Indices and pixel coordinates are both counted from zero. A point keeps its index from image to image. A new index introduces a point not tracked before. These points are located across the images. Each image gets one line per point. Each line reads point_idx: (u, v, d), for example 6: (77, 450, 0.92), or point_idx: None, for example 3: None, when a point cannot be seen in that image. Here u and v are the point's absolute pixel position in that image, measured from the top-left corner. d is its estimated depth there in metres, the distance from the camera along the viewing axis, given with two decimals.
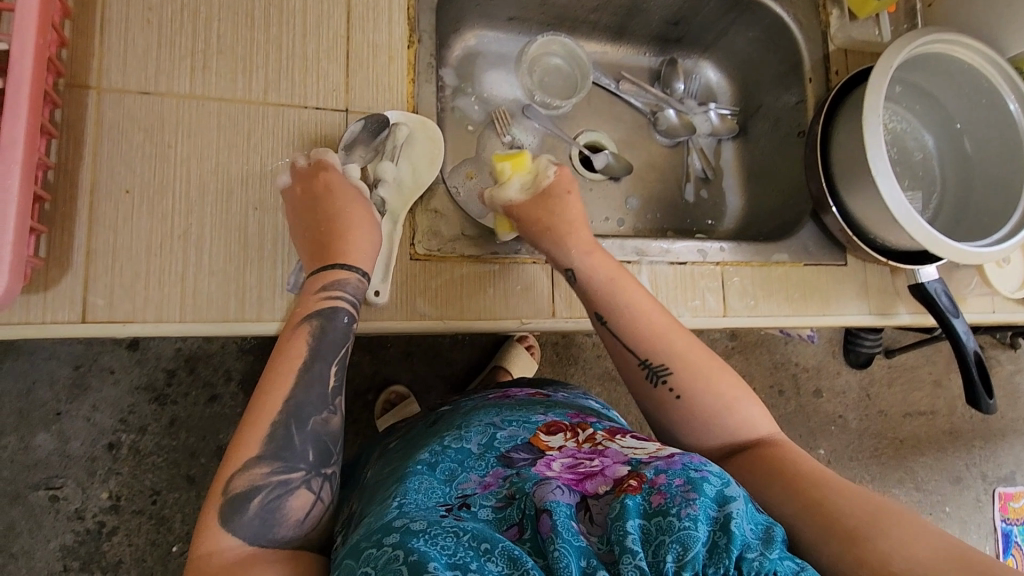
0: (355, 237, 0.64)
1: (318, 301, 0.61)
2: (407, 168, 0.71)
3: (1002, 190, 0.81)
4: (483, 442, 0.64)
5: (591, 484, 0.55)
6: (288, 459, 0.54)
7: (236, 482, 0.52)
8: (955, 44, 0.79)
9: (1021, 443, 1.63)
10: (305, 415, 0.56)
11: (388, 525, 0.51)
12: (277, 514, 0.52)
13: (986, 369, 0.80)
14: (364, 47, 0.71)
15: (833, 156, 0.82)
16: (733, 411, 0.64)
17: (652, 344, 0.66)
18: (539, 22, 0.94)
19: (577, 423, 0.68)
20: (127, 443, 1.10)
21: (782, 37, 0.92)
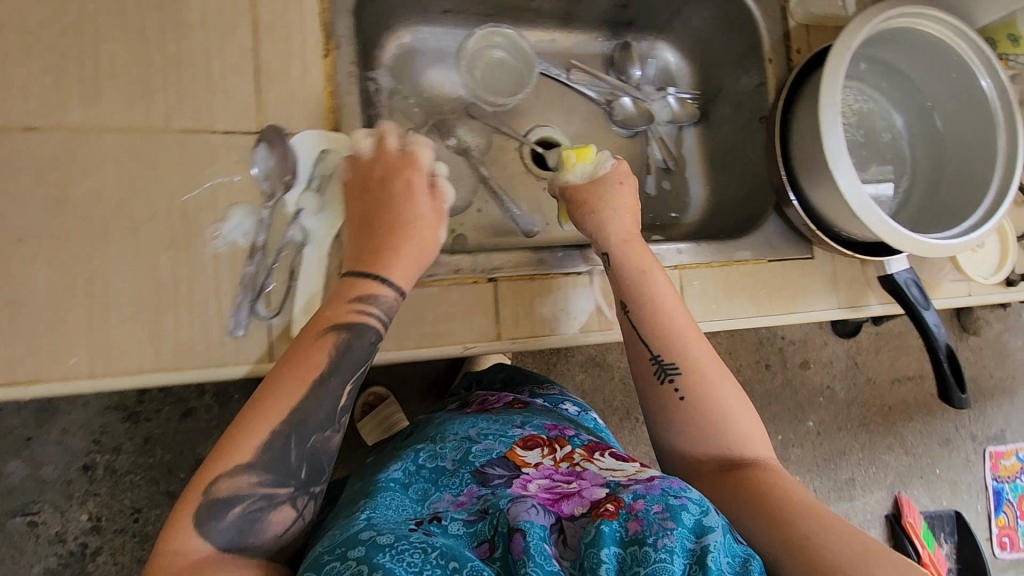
0: (399, 249, 0.61)
1: (351, 309, 0.59)
2: (333, 195, 0.65)
3: (972, 175, 0.77)
4: (457, 458, 0.63)
5: (567, 506, 0.55)
6: (280, 476, 0.53)
7: (219, 486, 0.51)
8: (920, 18, 0.73)
9: (1010, 400, 1.61)
10: (307, 431, 0.54)
11: (355, 537, 0.52)
12: (254, 525, 0.52)
13: (958, 363, 0.78)
14: (274, 60, 0.65)
15: (793, 147, 0.76)
16: (725, 426, 0.66)
17: (669, 343, 0.68)
18: (478, 12, 0.87)
19: (556, 438, 0.67)
20: (102, 464, 1.07)
21: (740, 15, 0.86)
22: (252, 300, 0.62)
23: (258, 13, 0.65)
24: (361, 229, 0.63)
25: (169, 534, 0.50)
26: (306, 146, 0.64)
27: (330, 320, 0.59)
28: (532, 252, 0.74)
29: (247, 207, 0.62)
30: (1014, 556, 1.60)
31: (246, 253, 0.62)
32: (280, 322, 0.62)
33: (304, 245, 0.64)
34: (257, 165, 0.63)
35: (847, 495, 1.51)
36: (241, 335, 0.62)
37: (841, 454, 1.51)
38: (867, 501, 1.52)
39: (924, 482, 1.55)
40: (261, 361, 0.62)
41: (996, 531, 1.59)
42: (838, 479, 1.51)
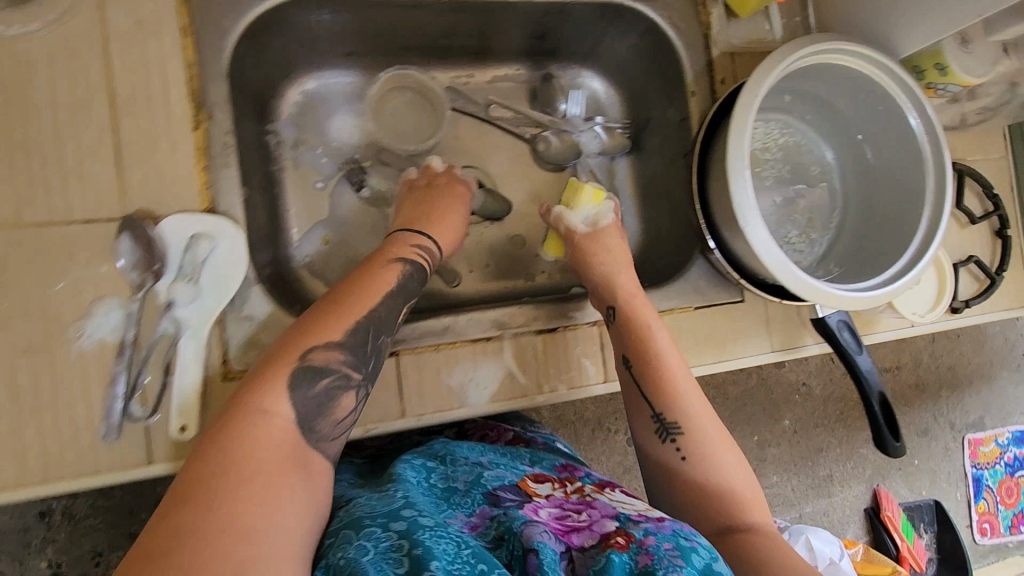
0: (439, 212, 0.77)
1: (411, 249, 0.70)
2: (209, 281, 0.60)
3: (901, 213, 0.74)
4: (469, 480, 0.63)
5: (577, 538, 0.55)
6: (360, 358, 0.59)
7: (314, 356, 0.56)
8: (842, 52, 0.69)
9: (990, 386, 1.47)
10: (381, 331, 0.61)
11: (394, 512, 0.52)
12: (328, 406, 0.55)
13: (891, 410, 0.75)
14: (136, 137, 0.60)
15: (710, 193, 0.72)
16: (726, 489, 0.62)
17: (670, 399, 0.66)
18: (384, 54, 0.82)
19: (565, 476, 0.69)
20: (59, 507, 0.95)
21: (659, 44, 0.81)
22: (125, 399, 0.58)
23: (117, 89, 0.60)
24: (416, 199, 0.78)
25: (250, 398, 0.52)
26: (176, 232, 0.59)
27: (394, 254, 0.68)
28: (438, 319, 0.72)
29: (114, 300, 0.58)
30: (995, 541, 1.48)
31: (115, 350, 0.58)
32: (159, 420, 0.59)
33: (178, 337, 0.59)
34: (121, 258, 0.58)
35: (826, 492, 1.37)
36: (114, 439, 0.58)
37: (819, 450, 1.37)
38: (846, 496, 1.38)
39: (903, 474, 1.42)
40: (138, 464, 0.58)
41: (976, 518, 1.46)
42: (816, 476, 1.37)
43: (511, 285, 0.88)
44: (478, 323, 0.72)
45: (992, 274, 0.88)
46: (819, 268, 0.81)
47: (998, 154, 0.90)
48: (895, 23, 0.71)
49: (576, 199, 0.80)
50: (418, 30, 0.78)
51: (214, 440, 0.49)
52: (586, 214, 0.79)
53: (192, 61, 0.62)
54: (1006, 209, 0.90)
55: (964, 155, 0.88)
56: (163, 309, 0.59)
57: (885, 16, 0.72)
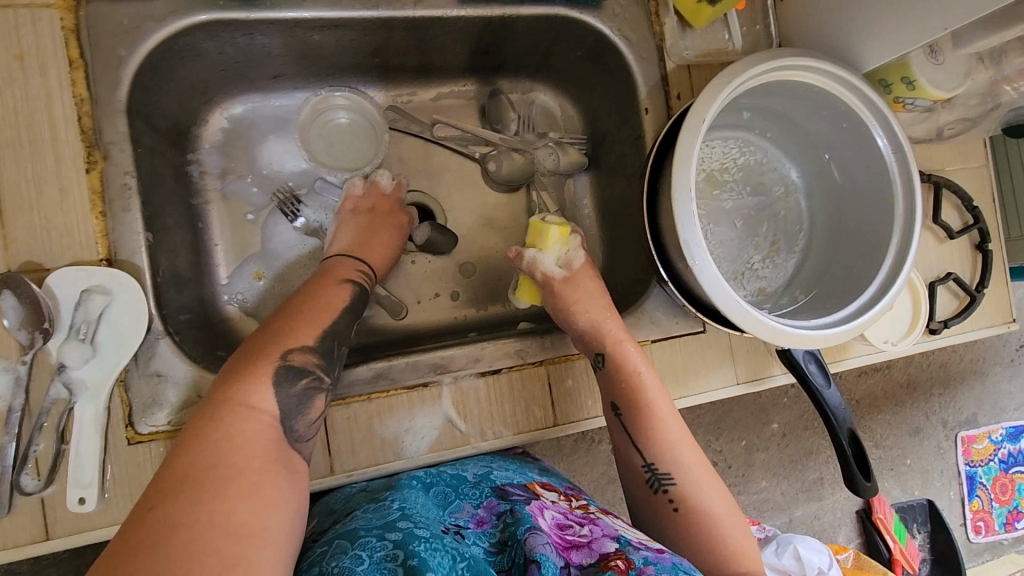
0: (376, 229, 0.74)
1: (355, 269, 0.69)
2: (107, 339, 0.56)
3: (870, 239, 0.68)
4: (478, 474, 0.64)
5: (576, 555, 0.52)
6: (331, 362, 0.58)
7: (293, 356, 0.55)
8: (797, 70, 0.63)
9: (984, 382, 1.42)
10: (346, 339, 0.61)
11: (389, 523, 0.50)
12: (305, 406, 0.54)
13: (862, 446, 0.70)
14: (21, 183, 0.55)
15: (661, 223, 0.67)
16: (721, 541, 0.58)
17: (662, 447, 0.62)
18: (315, 74, 0.76)
19: (571, 493, 0.66)
20: None
21: (610, 58, 0.75)
22: (14, 472, 0.53)
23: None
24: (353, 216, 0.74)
25: (230, 392, 0.50)
26: (68, 286, 0.55)
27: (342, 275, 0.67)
28: (370, 364, 0.66)
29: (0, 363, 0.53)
30: (990, 539, 1.43)
31: (2, 420, 0.53)
32: (55, 491, 0.54)
33: (72, 402, 0.54)
34: (5, 316, 0.53)
35: (816, 495, 1.32)
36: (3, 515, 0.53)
37: (808, 454, 1.31)
38: (837, 499, 1.33)
39: (895, 474, 1.37)
40: (35, 540, 0.54)
41: (970, 516, 1.42)
42: (805, 480, 1.31)
43: (462, 314, 0.83)
44: (414, 368, 0.66)
45: (972, 292, 0.83)
46: (784, 295, 0.75)
47: (979, 163, 0.84)
48: (859, 35, 0.66)
49: (542, 242, 0.71)
50: (348, 49, 0.72)
51: (193, 434, 0.46)
52: (557, 257, 0.71)
53: (82, 97, 0.57)
54: (986, 221, 0.84)
55: (941, 166, 0.83)
56: (56, 371, 0.54)
57: (847, 27, 0.66)
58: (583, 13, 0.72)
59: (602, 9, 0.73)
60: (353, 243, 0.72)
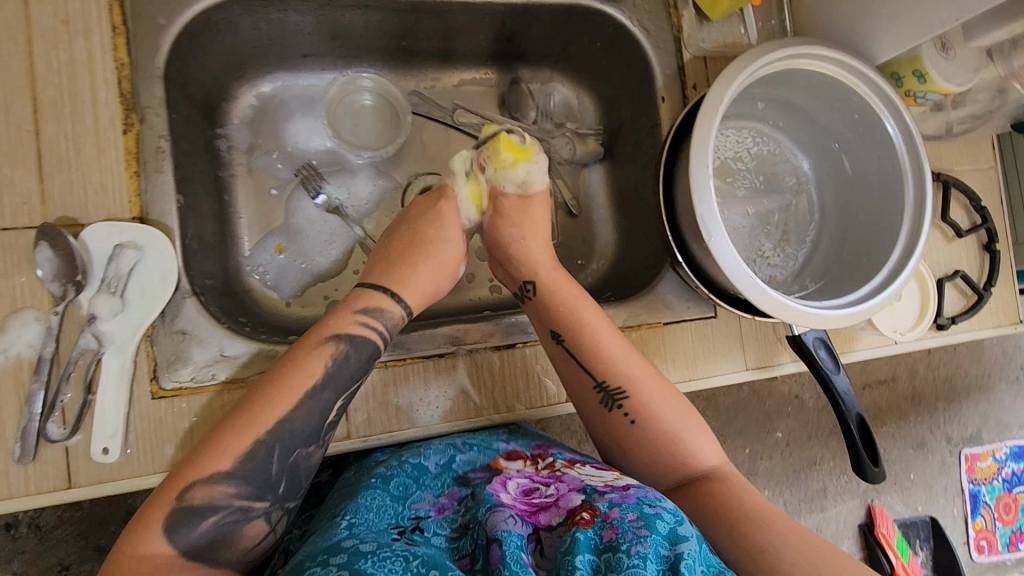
0: (401, 262, 0.66)
1: (355, 321, 0.60)
2: (136, 294, 0.57)
3: (879, 220, 0.70)
4: (441, 462, 0.63)
5: (545, 516, 0.55)
6: (258, 488, 0.52)
7: (195, 493, 0.50)
8: (811, 58, 0.65)
9: (989, 399, 1.42)
10: (290, 447, 0.54)
11: (335, 545, 0.51)
12: (228, 537, 0.51)
13: (870, 432, 0.71)
14: (61, 141, 0.57)
15: (676, 204, 0.69)
16: (681, 443, 0.60)
17: (612, 364, 0.62)
18: (342, 56, 0.78)
19: (539, 454, 0.64)
20: (23, 522, 0.96)
21: (629, 48, 0.78)
22: (41, 420, 0.54)
23: (40, 90, 0.57)
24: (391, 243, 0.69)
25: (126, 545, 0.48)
26: (101, 241, 0.56)
27: (332, 330, 0.59)
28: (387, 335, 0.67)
29: (33, 313, 0.55)
30: (993, 560, 1.42)
31: (32, 368, 0.54)
32: (79, 441, 0.55)
33: (100, 352, 0.56)
34: (40, 267, 0.54)
35: (818, 506, 1.32)
36: (27, 462, 0.54)
37: (812, 463, 1.31)
38: (839, 511, 1.33)
39: (898, 489, 1.36)
40: (57, 488, 0.55)
41: (973, 535, 1.41)
42: (809, 490, 1.31)
43: (476, 297, 0.84)
44: (430, 339, 0.67)
45: (980, 291, 0.84)
46: (795, 283, 0.77)
47: (987, 165, 0.86)
48: (870, 30, 0.68)
49: (513, 159, 0.69)
50: (376, 31, 0.75)
51: None
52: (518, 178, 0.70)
53: (123, 62, 0.59)
54: (994, 223, 0.85)
55: (950, 166, 0.84)
56: (86, 323, 0.56)
57: (861, 19, 0.68)
58: (603, 4, 0.74)
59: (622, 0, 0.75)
60: (389, 273, 0.66)
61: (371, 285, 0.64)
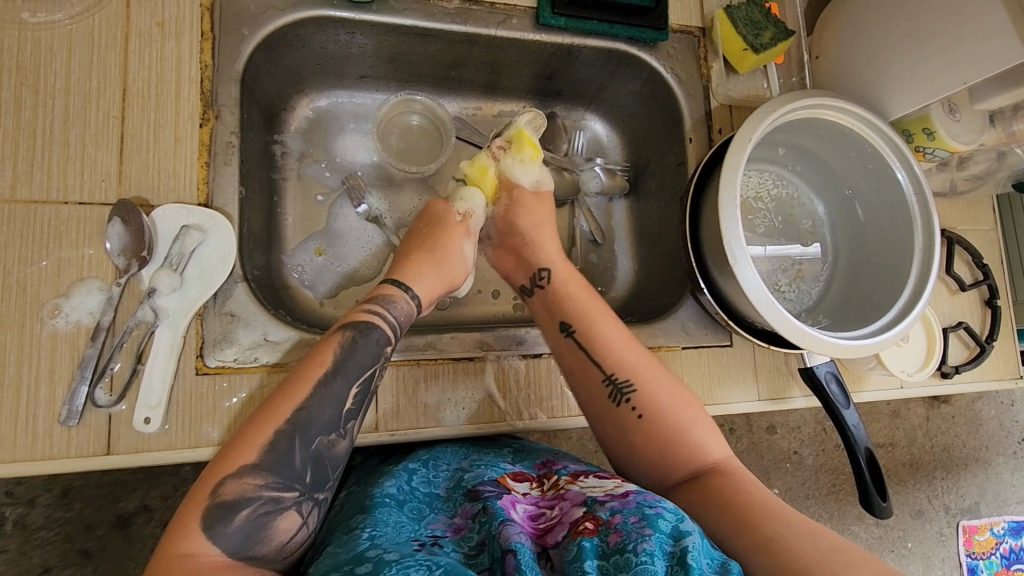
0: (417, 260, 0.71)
1: (365, 312, 0.62)
2: (194, 273, 0.60)
3: (886, 250, 0.76)
4: (450, 485, 0.66)
5: (553, 536, 0.54)
6: (288, 478, 0.51)
7: (225, 489, 0.49)
8: (832, 108, 0.71)
9: (988, 472, 1.42)
10: (311, 432, 0.53)
11: (360, 555, 0.50)
12: (262, 531, 0.49)
13: (878, 466, 0.72)
14: (143, 128, 0.62)
15: (702, 233, 0.73)
16: (688, 436, 0.61)
17: (618, 359, 0.65)
18: (395, 79, 0.85)
19: (544, 473, 0.67)
20: (12, 518, 0.96)
21: (662, 92, 0.84)
22: (91, 385, 0.56)
23: (130, 81, 0.62)
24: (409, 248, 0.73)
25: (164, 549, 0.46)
26: (169, 222, 0.60)
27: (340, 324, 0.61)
28: (421, 335, 0.69)
29: (97, 283, 0.58)
30: None
31: (89, 334, 0.57)
32: (123, 409, 0.57)
33: (154, 326, 0.58)
34: (109, 241, 0.58)
35: None
36: (71, 425, 0.56)
37: None
38: None
39: (896, 556, 1.35)
40: (96, 453, 0.56)
41: None
42: None
43: (501, 314, 0.87)
44: (460, 343, 0.70)
45: (982, 342, 0.87)
46: (808, 318, 0.81)
47: (988, 227, 0.91)
48: (887, 90, 0.75)
49: (533, 156, 0.77)
50: (430, 59, 0.81)
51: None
52: (534, 175, 0.78)
53: (207, 63, 0.65)
54: (995, 280, 0.89)
55: (953, 225, 0.90)
56: (144, 296, 0.59)
57: (877, 79, 0.75)
58: (641, 51, 0.81)
59: (659, 49, 0.82)
60: (403, 269, 0.70)
61: (390, 279, 0.68)
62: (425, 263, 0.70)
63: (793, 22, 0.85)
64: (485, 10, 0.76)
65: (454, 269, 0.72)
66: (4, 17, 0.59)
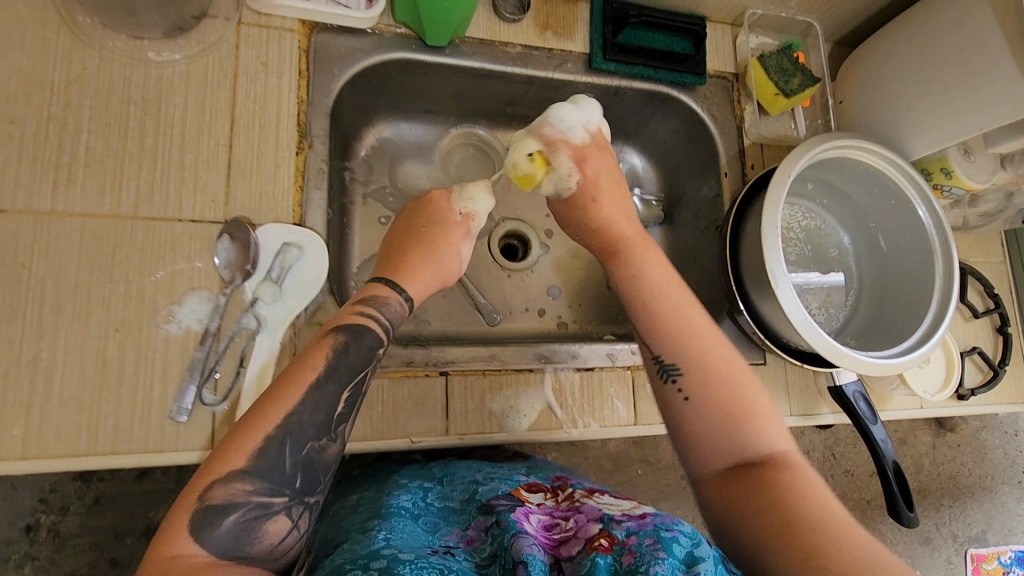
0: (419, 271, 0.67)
1: (355, 314, 0.61)
2: (291, 285, 0.67)
3: (916, 272, 0.81)
4: (465, 497, 0.71)
5: (567, 548, 0.57)
6: (276, 483, 0.51)
7: (214, 492, 0.48)
8: (857, 148, 0.79)
9: (994, 500, 1.47)
10: (302, 438, 0.52)
11: (374, 552, 0.53)
12: (250, 535, 0.49)
13: (905, 479, 0.78)
14: (248, 155, 0.69)
15: (741, 258, 0.80)
16: (739, 425, 0.58)
17: (668, 334, 0.63)
18: (455, 114, 0.92)
19: (558, 485, 0.74)
20: (46, 525, 0.99)
21: (699, 129, 0.92)
22: (199, 385, 0.62)
23: (237, 113, 0.69)
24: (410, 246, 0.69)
25: (155, 552, 0.46)
26: (269, 239, 0.67)
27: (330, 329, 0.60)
28: (485, 346, 0.76)
29: (205, 292, 0.64)
30: None
31: (198, 339, 0.63)
32: (225, 409, 0.63)
33: (256, 332, 0.65)
34: (218, 255, 0.65)
35: None
36: (182, 420, 0.61)
37: None
38: None
39: None
40: (201, 447, 0.62)
41: None
42: None
43: (545, 332, 0.93)
44: (521, 355, 0.76)
45: (996, 367, 0.93)
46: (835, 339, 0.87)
47: (997, 260, 0.98)
48: (908, 131, 0.83)
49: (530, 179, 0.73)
50: (490, 97, 0.89)
51: None
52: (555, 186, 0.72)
53: (303, 99, 0.72)
54: (1006, 308, 0.96)
55: (966, 257, 0.97)
56: (247, 305, 0.65)
57: (899, 122, 0.83)
58: (682, 93, 0.90)
59: (697, 92, 0.90)
60: (392, 267, 0.67)
61: (379, 279, 0.65)
62: (419, 259, 0.67)
63: (818, 70, 0.94)
64: (544, 55, 0.85)
65: (439, 266, 0.68)
66: (133, 56, 0.67)
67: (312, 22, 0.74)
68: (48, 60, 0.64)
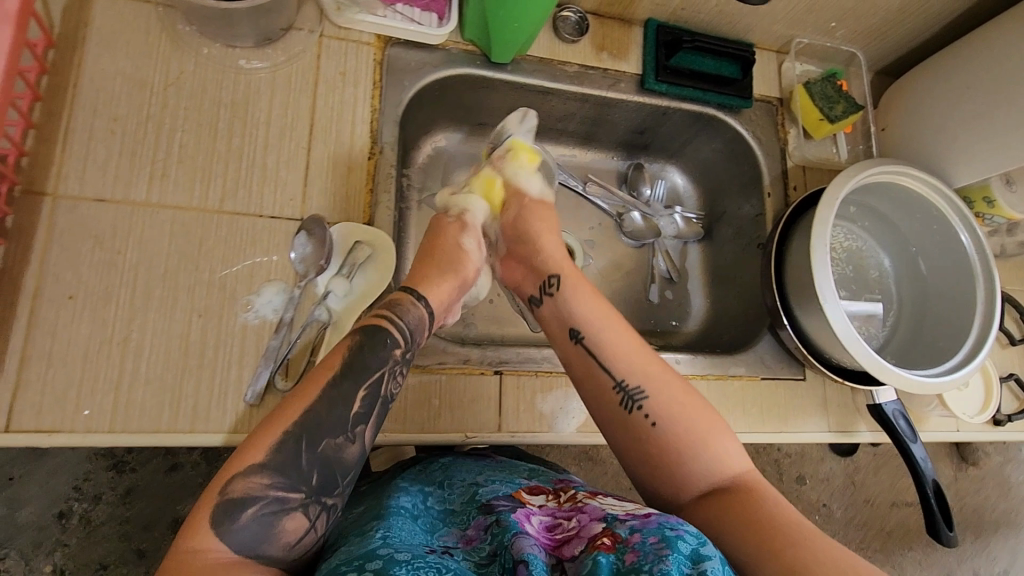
0: (439, 278, 0.69)
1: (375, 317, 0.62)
2: (359, 281, 0.71)
3: (953, 297, 0.84)
4: (464, 501, 0.63)
5: (568, 549, 0.53)
6: (294, 480, 0.51)
7: (235, 486, 0.50)
8: (901, 175, 0.82)
9: (1017, 538, 1.45)
10: (318, 436, 0.53)
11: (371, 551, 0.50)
12: (268, 531, 0.49)
13: (946, 500, 0.79)
14: (323, 158, 0.73)
15: (787, 274, 0.83)
16: (706, 448, 0.61)
17: (627, 365, 0.66)
18: None
19: (560, 487, 0.65)
20: (79, 513, 0.96)
21: (744, 150, 0.95)
22: (272, 371, 0.65)
23: (315, 119, 0.74)
24: (424, 262, 0.71)
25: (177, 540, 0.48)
26: (340, 237, 0.71)
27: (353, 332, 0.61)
28: (537, 349, 0.79)
29: (281, 284, 0.68)
30: None
31: (273, 328, 0.67)
32: None
33: (326, 324, 0.68)
34: (295, 250, 0.69)
35: None
36: (255, 404, 0.64)
37: None
38: None
39: None
40: None
41: None
42: None
43: None
44: None
45: None
46: None
47: None
48: (952, 158, 0.85)
49: (529, 159, 0.79)
50: (543, 113, 0.93)
51: None
52: (538, 183, 0.80)
53: (376, 107, 0.76)
54: None
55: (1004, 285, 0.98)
56: (318, 298, 0.69)
57: (942, 150, 0.86)
58: (730, 115, 0.93)
59: (743, 115, 0.94)
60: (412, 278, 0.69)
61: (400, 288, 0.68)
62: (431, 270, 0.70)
63: (861, 98, 0.97)
64: (599, 75, 0.89)
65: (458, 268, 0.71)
66: (225, 63, 0.72)
67: (387, 37, 0.79)
68: (151, 63, 0.70)
